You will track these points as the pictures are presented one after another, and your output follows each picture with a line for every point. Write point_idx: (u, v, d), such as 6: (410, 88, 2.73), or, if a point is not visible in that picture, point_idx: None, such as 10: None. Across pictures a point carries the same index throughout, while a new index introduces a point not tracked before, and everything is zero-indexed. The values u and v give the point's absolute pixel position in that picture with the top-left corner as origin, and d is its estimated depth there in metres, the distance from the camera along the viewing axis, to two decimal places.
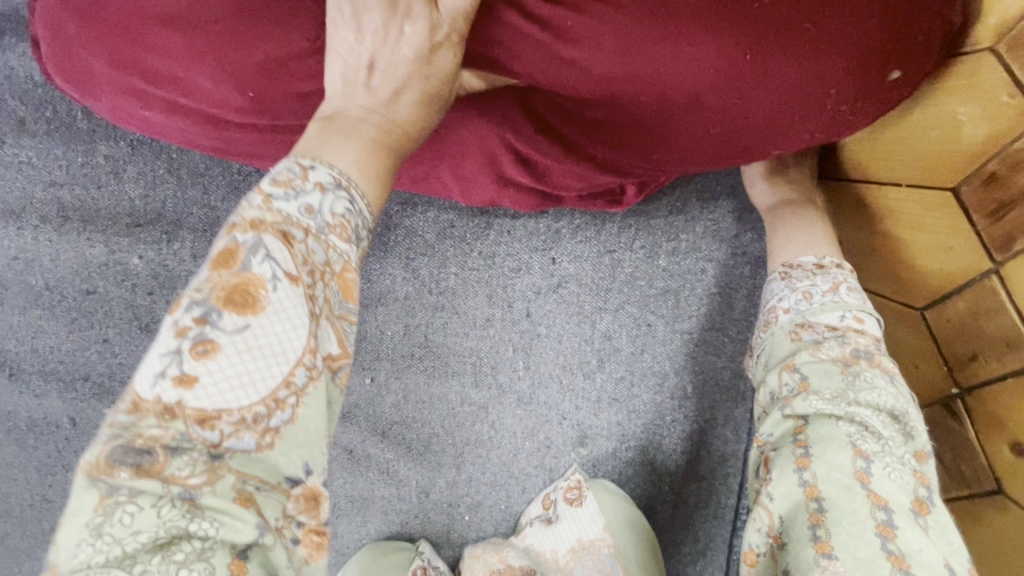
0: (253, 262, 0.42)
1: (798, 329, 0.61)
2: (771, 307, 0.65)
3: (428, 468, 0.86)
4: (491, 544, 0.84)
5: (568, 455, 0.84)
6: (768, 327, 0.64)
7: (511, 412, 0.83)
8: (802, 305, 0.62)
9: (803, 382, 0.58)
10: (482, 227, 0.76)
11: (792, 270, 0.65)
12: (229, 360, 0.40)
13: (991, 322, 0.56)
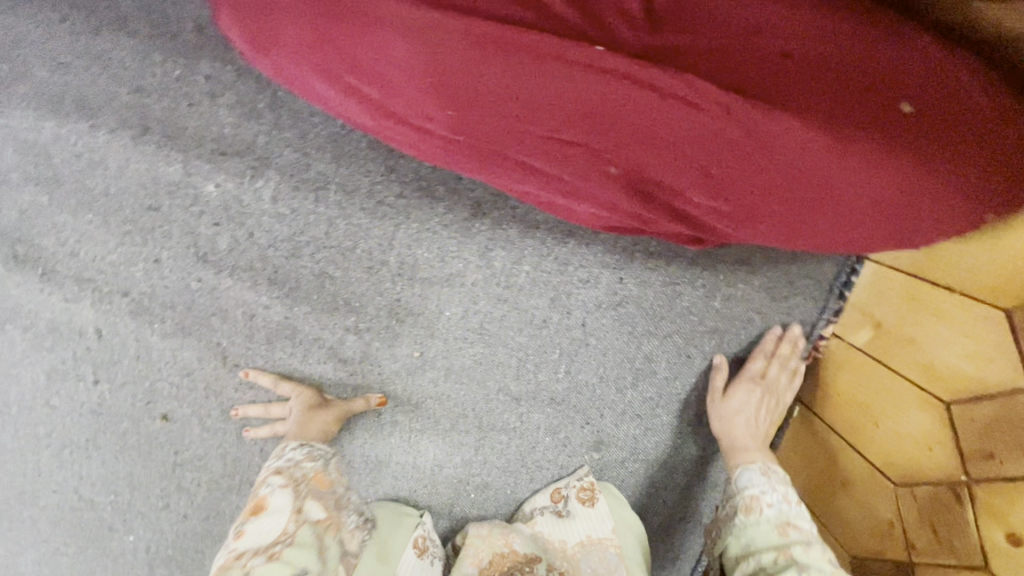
0: (272, 501, 0.72)
1: (785, 525, 0.72)
2: (753, 496, 0.76)
3: (448, 444, 0.90)
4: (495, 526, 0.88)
5: (581, 456, 0.90)
6: (750, 514, 0.75)
7: (541, 408, 0.88)
8: (783, 506, 0.74)
9: (777, 516, 0.73)
10: (564, 235, 0.77)
11: (769, 474, 0.78)
12: (265, 523, 0.69)
13: (1010, 431, 0.57)
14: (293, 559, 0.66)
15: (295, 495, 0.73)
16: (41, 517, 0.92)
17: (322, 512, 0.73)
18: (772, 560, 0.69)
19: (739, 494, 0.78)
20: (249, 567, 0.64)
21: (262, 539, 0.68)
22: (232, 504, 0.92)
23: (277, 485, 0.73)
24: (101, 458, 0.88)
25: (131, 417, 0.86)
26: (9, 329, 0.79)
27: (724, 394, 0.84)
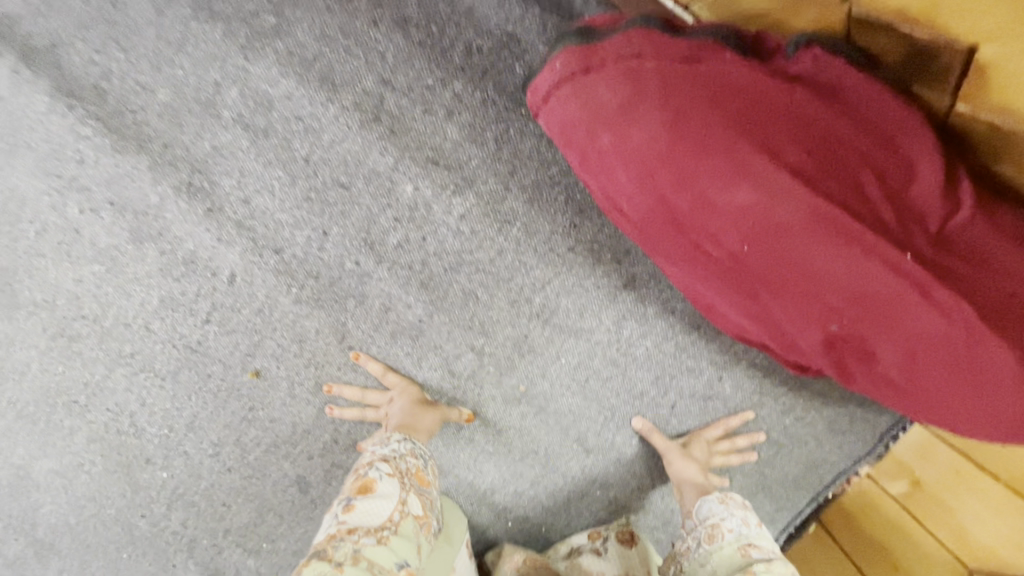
0: (377, 476, 0.73)
1: (747, 547, 0.73)
2: (716, 525, 0.78)
3: (509, 473, 0.93)
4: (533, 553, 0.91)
5: (620, 517, 0.98)
6: (714, 542, 0.76)
7: (604, 465, 0.94)
8: (743, 530, 0.76)
9: (739, 537, 0.75)
10: (692, 327, 0.86)
11: (728, 500, 0.80)
12: (367, 506, 0.70)
13: None
14: (399, 549, 0.67)
15: (401, 486, 0.74)
16: (82, 428, 0.89)
17: (422, 509, 0.74)
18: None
19: (703, 527, 0.79)
20: (359, 544, 0.65)
21: (371, 522, 0.68)
22: (281, 471, 0.92)
23: (385, 472, 0.74)
24: (172, 391, 0.86)
25: (223, 363, 0.85)
26: (145, 247, 0.78)
27: (685, 447, 0.89)
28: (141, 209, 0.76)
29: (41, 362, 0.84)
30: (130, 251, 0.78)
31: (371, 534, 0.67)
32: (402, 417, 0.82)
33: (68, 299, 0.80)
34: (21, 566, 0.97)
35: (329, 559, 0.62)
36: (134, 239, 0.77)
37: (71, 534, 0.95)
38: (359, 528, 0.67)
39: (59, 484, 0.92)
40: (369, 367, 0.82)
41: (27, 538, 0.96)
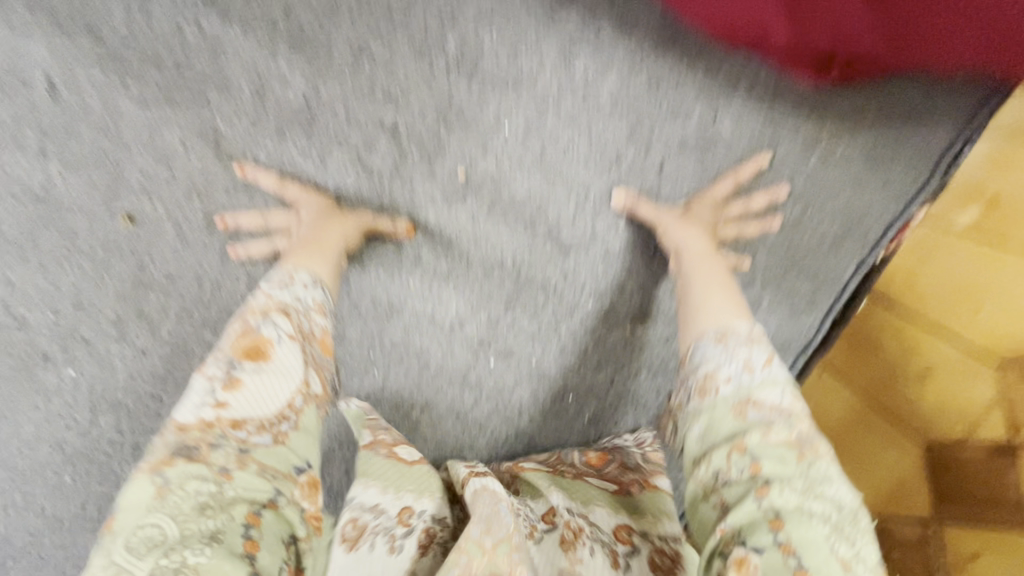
0: (264, 331, 0.53)
1: (744, 405, 0.50)
2: (710, 373, 0.53)
3: (477, 295, 0.75)
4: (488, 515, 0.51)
5: (622, 330, 0.76)
6: (705, 395, 0.52)
7: (591, 264, 0.75)
8: (744, 377, 0.52)
9: (736, 389, 0.52)
10: (657, 50, 0.70)
11: (726, 337, 0.56)
12: (251, 391, 0.51)
13: None
14: (298, 450, 0.51)
15: (303, 356, 0.55)
16: None
17: (323, 387, 0.56)
18: (724, 466, 0.48)
19: (692, 373, 0.55)
20: (247, 445, 0.49)
21: (260, 410, 0.50)
22: (201, 350, 0.75)
23: (284, 331, 0.54)
24: (40, 262, 0.71)
25: (91, 214, 0.70)
26: None
27: (686, 211, 0.70)
28: None
29: None
30: None
31: (265, 433, 0.50)
32: (310, 231, 0.66)
33: None
34: None
35: (204, 459, 0.46)
36: None
37: None
38: (248, 419, 0.50)
39: None
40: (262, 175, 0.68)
41: None
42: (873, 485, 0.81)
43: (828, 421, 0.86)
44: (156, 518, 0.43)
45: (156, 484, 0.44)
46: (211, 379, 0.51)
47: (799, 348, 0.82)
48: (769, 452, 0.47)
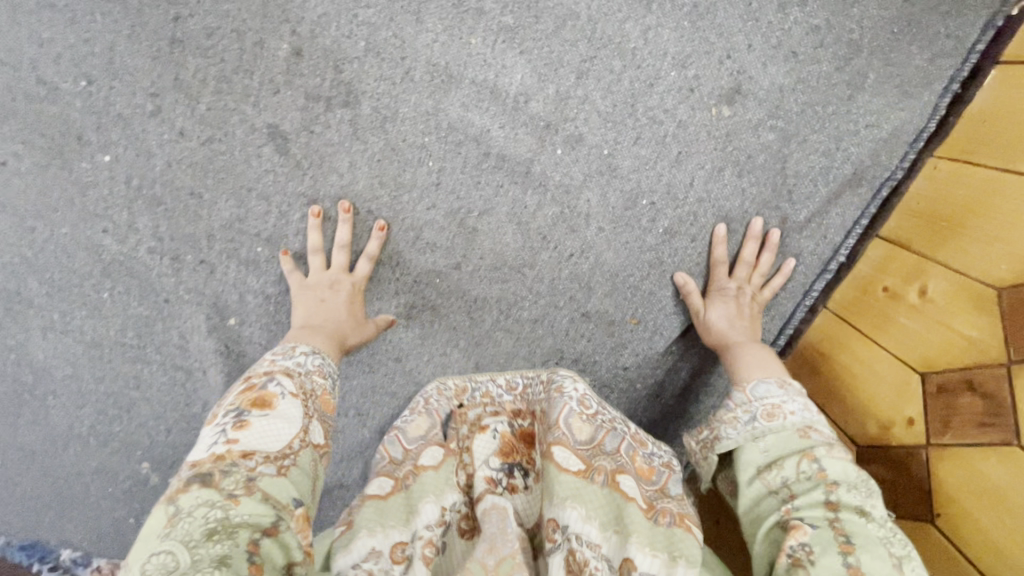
0: (269, 386, 0.55)
1: (807, 429, 0.56)
2: (773, 405, 0.60)
3: (546, 64, 0.71)
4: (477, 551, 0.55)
5: (706, 112, 0.73)
6: (772, 418, 0.59)
7: (673, 24, 0.71)
8: (806, 412, 0.58)
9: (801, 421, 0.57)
10: None
11: (785, 386, 0.63)
12: (259, 428, 0.50)
13: None
14: (297, 484, 0.48)
15: (305, 411, 0.54)
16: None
17: (324, 438, 0.55)
18: (792, 472, 0.54)
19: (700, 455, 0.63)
20: (254, 472, 0.47)
21: (269, 445, 0.49)
22: (246, 123, 0.72)
23: (287, 389, 0.55)
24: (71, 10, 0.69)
25: None
26: None
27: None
28: None
29: None
30: None
31: (271, 464, 0.48)
32: (310, 278, 0.76)
33: None
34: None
35: (216, 484, 0.45)
36: None
37: (37, 276, 0.80)
38: (257, 451, 0.48)
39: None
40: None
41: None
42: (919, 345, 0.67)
43: (932, 206, 0.71)
44: (168, 546, 0.41)
45: (171, 510, 0.43)
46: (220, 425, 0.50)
47: (910, 142, 0.75)
48: (835, 462, 0.53)
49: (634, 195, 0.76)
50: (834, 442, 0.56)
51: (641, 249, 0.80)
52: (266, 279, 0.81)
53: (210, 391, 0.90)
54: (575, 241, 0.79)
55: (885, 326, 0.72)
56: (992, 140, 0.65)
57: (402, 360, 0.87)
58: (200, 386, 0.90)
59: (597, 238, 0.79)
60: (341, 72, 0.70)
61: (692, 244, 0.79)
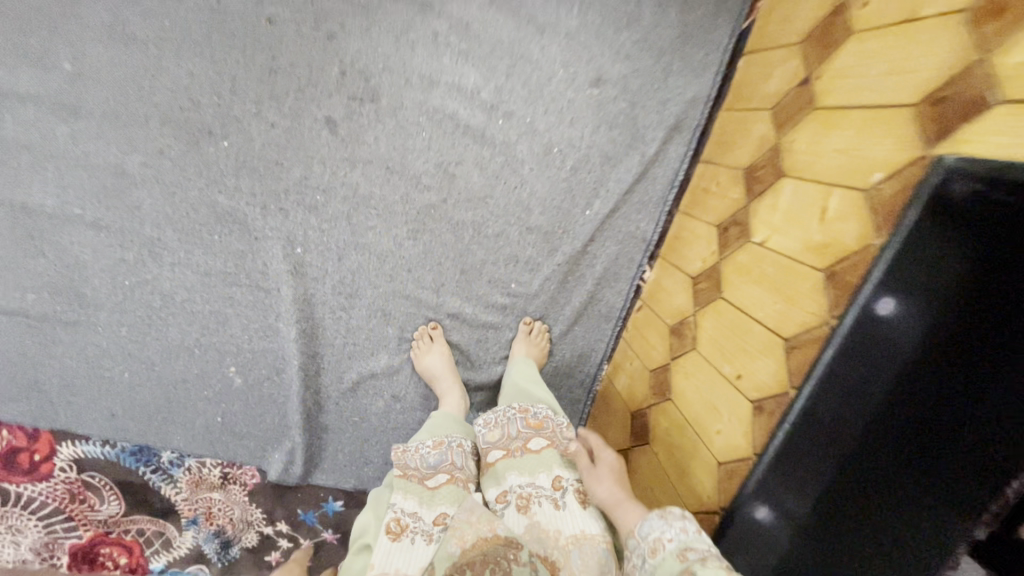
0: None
1: (685, 551, 0.81)
2: (658, 537, 0.86)
3: (485, 70, 1.18)
4: (483, 516, 0.94)
5: (584, 93, 1.22)
6: (658, 553, 0.85)
7: (557, 41, 1.18)
8: (681, 535, 0.83)
9: (678, 546, 0.82)
10: None
11: (668, 514, 0.88)
12: None
13: (826, 64, 0.94)
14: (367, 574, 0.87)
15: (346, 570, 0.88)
16: (150, 117, 1.14)
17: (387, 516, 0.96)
18: None
19: (646, 545, 0.87)
20: None
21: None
22: (311, 117, 1.17)
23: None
24: (187, 54, 1.10)
25: (232, 15, 1.09)
26: None
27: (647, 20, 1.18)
28: None
29: (110, 55, 1.09)
30: None
31: None
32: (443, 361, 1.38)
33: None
34: (141, 269, 1.26)
35: None
36: None
37: (172, 227, 1.23)
38: None
39: (150, 178, 1.18)
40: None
41: (141, 239, 1.23)
42: (719, 213, 1.16)
43: (721, 139, 1.23)
44: None
45: None
46: None
47: (705, 102, 1.26)
48: (710, 575, 0.74)
49: (549, 145, 1.26)
50: (706, 555, 0.78)
51: (559, 182, 1.29)
52: (323, 219, 1.26)
53: (283, 304, 1.33)
54: (516, 178, 1.27)
55: (705, 207, 1.23)
56: (745, 97, 1.17)
57: (412, 270, 1.33)
58: (276, 301, 1.33)
59: (531, 176, 1.28)
60: (367, 81, 1.15)
61: (588, 174, 1.29)
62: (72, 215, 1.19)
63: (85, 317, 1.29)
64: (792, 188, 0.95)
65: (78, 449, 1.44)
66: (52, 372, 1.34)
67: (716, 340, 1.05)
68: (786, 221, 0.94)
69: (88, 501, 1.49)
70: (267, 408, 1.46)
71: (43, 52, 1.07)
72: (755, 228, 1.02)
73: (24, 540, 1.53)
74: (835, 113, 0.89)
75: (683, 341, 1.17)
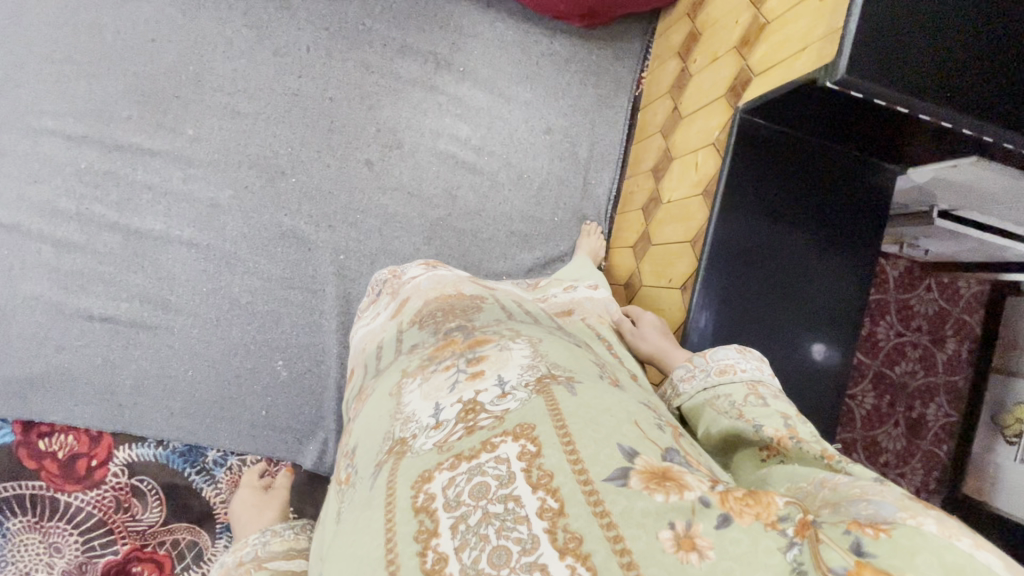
0: (353, 395, 1.19)
1: (756, 382, 0.93)
2: (728, 366, 0.98)
3: (473, 126, 1.77)
4: (446, 283, 1.25)
5: (539, 138, 1.82)
6: (726, 374, 0.97)
7: (518, 107, 1.81)
8: (755, 368, 0.97)
9: (751, 377, 0.94)
10: (525, 24, 1.81)
11: (745, 353, 1.00)
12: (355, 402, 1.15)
13: (683, 97, 1.58)
14: (371, 373, 1.14)
15: (363, 379, 1.18)
16: (244, 162, 1.63)
17: (377, 343, 1.24)
18: (744, 400, 0.91)
19: (716, 364, 1.00)
20: (354, 404, 1.13)
21: (358, 393, 1.15)
22: (355, 160, 1.70)
23: (353, 396, 1.18)
24: (272, 122, 1.64)
25: (305, 97, 1.66)
26: (249, 43, 1.63)
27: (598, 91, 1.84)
28: (253, 22, 1.63)
29: (220, 124, 1.61)
30: (247, 47, 1.63)
31: (359, 393, 1.13)
32: None
33: (224, 86, 1.61)
34: (217, 277, 1.62)
35: (359, 392, 1.14)
36: (247, 39, 1.63)
37: (247, 241, 1.64)
38: (360, 390, 1.15)
39: (236, 205, 1.62)
40: (377, 69, 1.70)
41: (221, 253, 1.62)
42: (640, 201, 1.72)
43: (636, 163, 1.84)
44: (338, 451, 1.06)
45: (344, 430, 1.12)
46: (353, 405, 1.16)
47: (621, 143, 1.89)
48: (776, 401, 0.88)
49: (520, 173, 1.81)
50: (776, 393, 0.91)
51: (530, 197, 1.82)
52: (361, 232, 1.71)
53: (327, 301, 1.69)
54: (500, 196, 1.80)
55: (632, 204, 1.78)
56: (645, 134, 1.81)
57: None
58: (321, 299, 1.69)
59: (510, 194, 1.81)
60: (396, 135, 1.72)
61: (549, 192, 1.83)
62: (172, 236, 1.59)
63: (165, 321, 1.60)
64: (679, 163, 1.52)
65: (133, 452, 1.62)
66: (126, 373, 1.59)
67: (655, 270, 1.53)
68: (680, 182, 1.49)
69: (132, 509, 1.60)
70: (306, 401, 1.70)
71: (174, 123, 1.58)
72: (663, 195, 1.58)
73: (58, 561, 1.55)
74: (692, 117, 1.50)
75: (632, 289, 1.65)
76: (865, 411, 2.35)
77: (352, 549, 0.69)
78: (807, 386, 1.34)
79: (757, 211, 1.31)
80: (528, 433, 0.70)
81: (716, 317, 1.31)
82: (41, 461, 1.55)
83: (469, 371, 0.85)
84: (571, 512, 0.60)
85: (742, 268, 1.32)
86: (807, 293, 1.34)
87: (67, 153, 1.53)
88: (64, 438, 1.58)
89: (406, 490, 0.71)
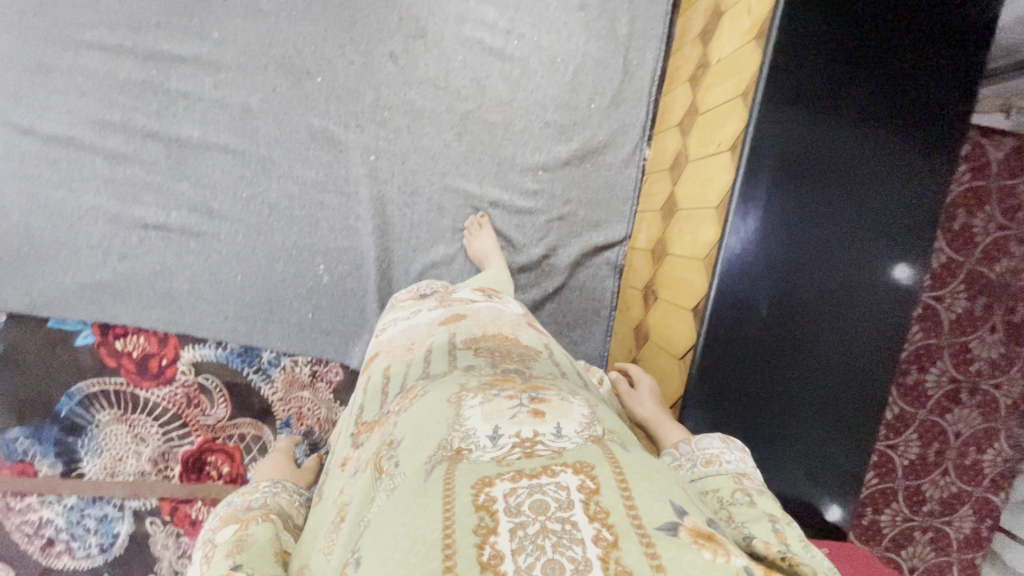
0: (361, 399, 1.13)
1: (743, 476, 0.97)
2: (714, 455, 1.01)
3: (499, 9, 1.65)
4: (503, 318, 1.20)
5: (573, 18, 1.67)
6: (714, 466, 1.00)
7: None
8: (740, 462, 1.00)
9: (736, 470, 0.98)
10: None
11: (730, 443, 1.04)
12: (366, 403, 1.09)
13: None
14: (383, 389, 1.08)
15: (377, 382, 1.12)
16: (270, 63, 1.61)
17: (394, 354, 1.18)
18: (729, 496, 0.93)
19: (702, 454, 1.03)
20: (357, 419, 1.07)
21: (365, 404, 1.09)
22: (378, 52, 1.63)
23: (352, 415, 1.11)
24: (294, 18, 1.60)
25: None
26: None
27: None
28: None
29: (244, 25, 1.59)
30: None
31: (375, 400, 1.07)
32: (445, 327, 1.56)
33: None
34: (255, 183, 1.65)
35: (368, 403, 1.08)
36: None
37: (280, 145, 1.64)
38: (365, 405, 1.08)
39: (265, 109, 1.62)
40: None
41: (257, 159, 1.64)
42: (682, 93, 1.57)
43: (679, 49, 1.67)
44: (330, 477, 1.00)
45: (341, 448, 1.05)
46: (350, 425, 1.09)
47: (664, 19, 1.70)
48: (767, 501, 0.90)
49: (553, 58, 1.68)
50: (760, 489, 0.94)
51: (565, 85, 1.69)
52: (389, 130, 1.66)
53: (361, 204, 1.68)
54: (532, 84, 1.68)
55: (673, 98, 1.63)
56: (688, 16, 1.64)
57: (459, 167, 1.70)
58: (355, 203, 1.69)
59: (543, 82, 1.68)
60: (419, 23, 1.63)
61: (585, 77, 1.69)
62: (209, 143, 1.62)
63: (211, 228, 1.65)
64: (725, 39, 1.36)
65: (196, 352, 1.72)
66: (183, 279, 1.68)
67: (693, 216, 1.37)
68: (724, 95, 1.32)
69: (201, 404, 1.73)
70: (349, 304, 1.74)
71: (201, 27, 1.58)
72: (708, 74, 1.42)
73: (144, 450, 1.73)
74: None
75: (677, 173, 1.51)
76: (954, 314, 2.07)
77: (399, 532, 0.63)
78: (868, 308, 1.22)
79: (820, 116, 1.17)
80: (588, 470, 0.67)
81: (762, 219, 1.19)
82: (119, 360, 1.69)
83: (532, 408, 0.80)
84: (625, 547, 0.58)
85: (804, 170, 1.18)
86: (874, 199, 1.19)
87: (106, 64, 1.57)
88: (137, 339, 1.70)
89: (463, 488, 0.66)
